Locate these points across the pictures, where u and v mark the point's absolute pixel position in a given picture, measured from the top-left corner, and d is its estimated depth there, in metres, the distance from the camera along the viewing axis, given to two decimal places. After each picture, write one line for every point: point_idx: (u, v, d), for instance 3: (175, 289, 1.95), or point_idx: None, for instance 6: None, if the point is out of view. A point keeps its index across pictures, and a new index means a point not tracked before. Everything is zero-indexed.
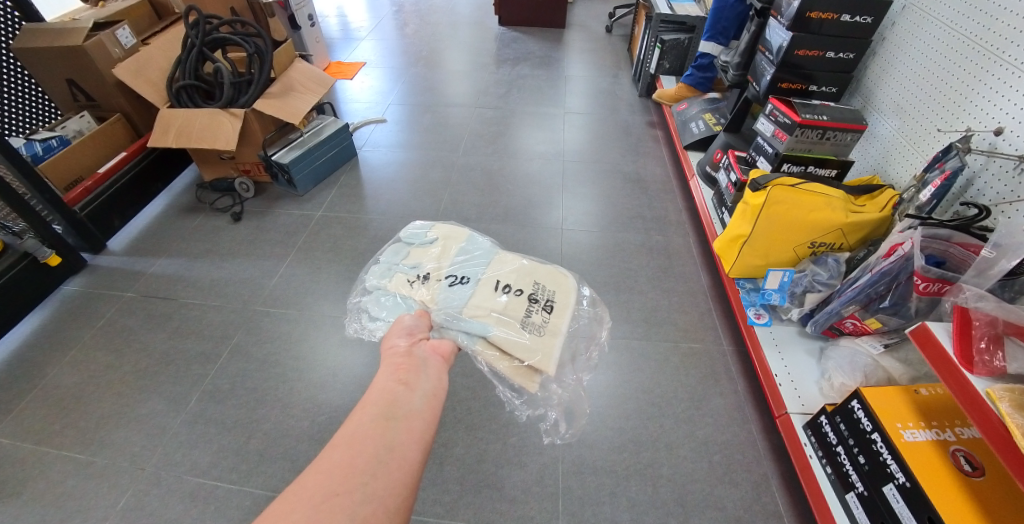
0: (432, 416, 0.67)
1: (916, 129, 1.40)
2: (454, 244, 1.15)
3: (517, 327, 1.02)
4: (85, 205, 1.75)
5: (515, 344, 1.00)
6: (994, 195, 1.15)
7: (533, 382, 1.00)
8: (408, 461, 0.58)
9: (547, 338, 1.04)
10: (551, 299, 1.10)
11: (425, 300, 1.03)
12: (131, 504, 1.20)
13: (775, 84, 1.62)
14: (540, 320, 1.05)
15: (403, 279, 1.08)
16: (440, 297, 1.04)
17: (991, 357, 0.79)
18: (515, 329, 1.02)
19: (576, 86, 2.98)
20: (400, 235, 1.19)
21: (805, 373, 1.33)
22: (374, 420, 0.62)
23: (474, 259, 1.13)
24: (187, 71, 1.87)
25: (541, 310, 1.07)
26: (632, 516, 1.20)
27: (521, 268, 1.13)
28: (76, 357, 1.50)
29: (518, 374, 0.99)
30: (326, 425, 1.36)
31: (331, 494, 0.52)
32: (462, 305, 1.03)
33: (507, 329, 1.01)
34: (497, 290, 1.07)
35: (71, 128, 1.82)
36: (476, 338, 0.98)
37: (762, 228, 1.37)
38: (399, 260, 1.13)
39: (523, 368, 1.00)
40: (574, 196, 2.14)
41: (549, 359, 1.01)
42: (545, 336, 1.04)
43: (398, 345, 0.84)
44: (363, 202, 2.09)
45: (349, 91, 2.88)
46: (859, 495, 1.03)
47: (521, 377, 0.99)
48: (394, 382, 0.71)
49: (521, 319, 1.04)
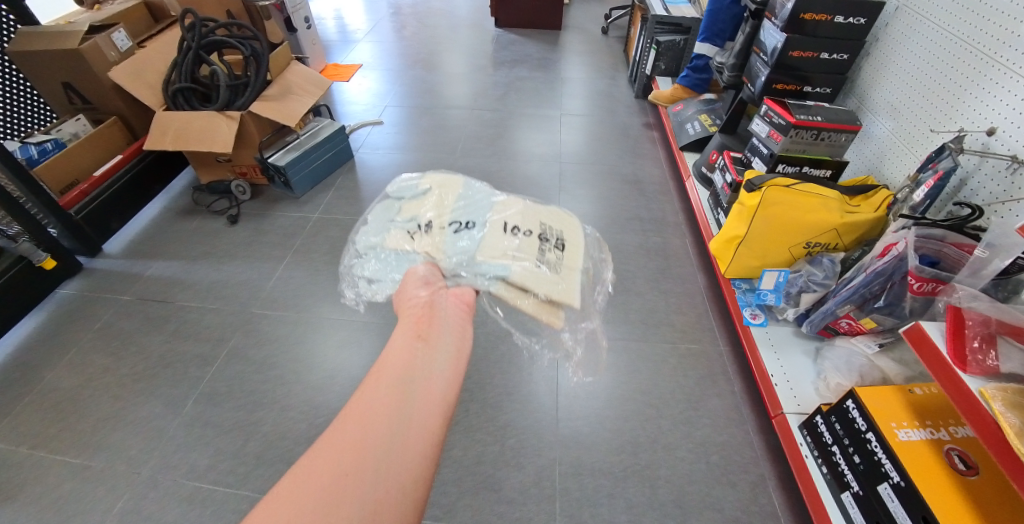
0: (450, 382, 0.67)
1: (910, 129, 1.41)
2: (450, 192, 1.06)
3: (535, 261, 0.95)
4: (81, 208, 1.74)
5: (537, 279, 0.92)
6: (986, 195, 1.16)
7: (558, 316, 0.93)
8: (424, 430, 0.59)
9: (566, 274, 0.97)
10: (561, 238, 1.04)
11: (429, 250, 0.96)
12: (128, 508, 1.20)
13: (770, 86, 1.64)
14: (554, 258, 0.99)
15: (400, 234, 1.00)
16: (446, 245, 0.97)
17: (984, 357, 0.79)
18: (533, 265, 0.95)
19: (573, 88, 2.99)
20: (389, 191, 1.09)
21: (802, 375, 1.33)
22: (391, 387, 0.62)
23: (475, 204, 1.04)
24: (183, 73, 1.87)
25: (554, 248, 1.00)
26: (629, 517, 1.20)
27: (526, 209, 1.05)
28: (72, 360, 1.50)
29: (545, 309, 0.92)
30: (323, 427, 1.36)
31: (342, 474, 0.52)
32: (473, 252, 0.96)
33: (525, 266, 0.94)
34: (506, 231, 0.98)
35: (67, 131, 1.81)
36: (494, 279, 0.92)
37: (757, 229, 1.38)
38: (392, 217, 1.04)
39: (549, 303, 0.92)
40: (572, 197, 2.15)
41: (572, 293, 0.94)
42: (563, 273, 0.97)
43: (418, 295, 0.86)
44: (360, 205, 2.09)
45: (347, 93, 2.88)
46: (855, 495, 1.04)
47: (547, 315, 0.92)
48: (411, 342, 0.71)
49: (537, 253, 0.96)
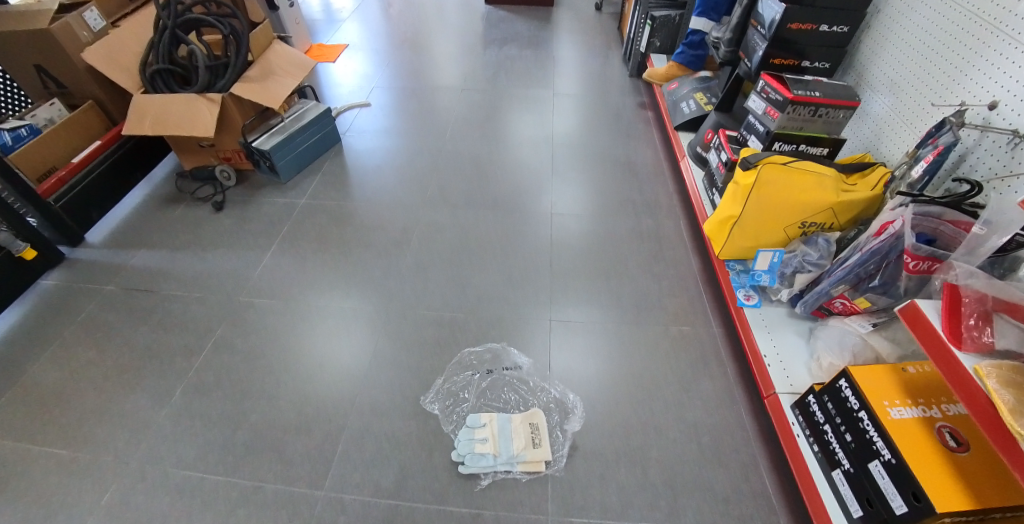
0: None
1: (910, 105, 1.37)
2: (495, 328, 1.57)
3: (525, 432, 1.31)
4: (59, 197, 1.70)
5: (530, 451, 1.27)
6: (986, 171, 1.13)
7: (541, 464, 1.25)
8: None
9: (542, 440, 1.29)
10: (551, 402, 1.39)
11: (491, 432, 1.30)
12: (117, 499, 1.20)
13: (767, 61, 1.59)
14: (538, 435, 1.30)
15: (481, 448, 1.27)
16: (498, 433, 1.31)
17: (979, 333, 0.77)
18: (530, 446, 1.28)
19: (565, 68, 2.93)
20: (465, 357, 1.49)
21: (795, 355, 1.32)
22: None
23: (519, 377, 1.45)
24: (160, 54, 1.81)
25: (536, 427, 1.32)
26: (621, 499, 1.20)
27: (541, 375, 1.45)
28: (55, 353, 1.48)
29: (525, 460, 1.26)
30: (313, 416, 1.35)
31: None
32: (509, 438, 1.30)
33: (528, 449, 1.27)
34: (521, 426, 1.32)
35: (41, 117, 1.74)
36: (515, 461, 1.25)
37: (751, 210, 1.35)
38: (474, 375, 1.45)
39: (528, 453, 1.27)
40: (563, 181, 2.11)
41: (543, 447, 1.28)
42: (542, 437, 1.30)
43: None
44: (348, 190, 2.05)
45: (334, 75, 2.81)
46: (845, 472, 1.03)
47: (532, 466, 1.25)
48: None
49: (517, 417, 1.35)
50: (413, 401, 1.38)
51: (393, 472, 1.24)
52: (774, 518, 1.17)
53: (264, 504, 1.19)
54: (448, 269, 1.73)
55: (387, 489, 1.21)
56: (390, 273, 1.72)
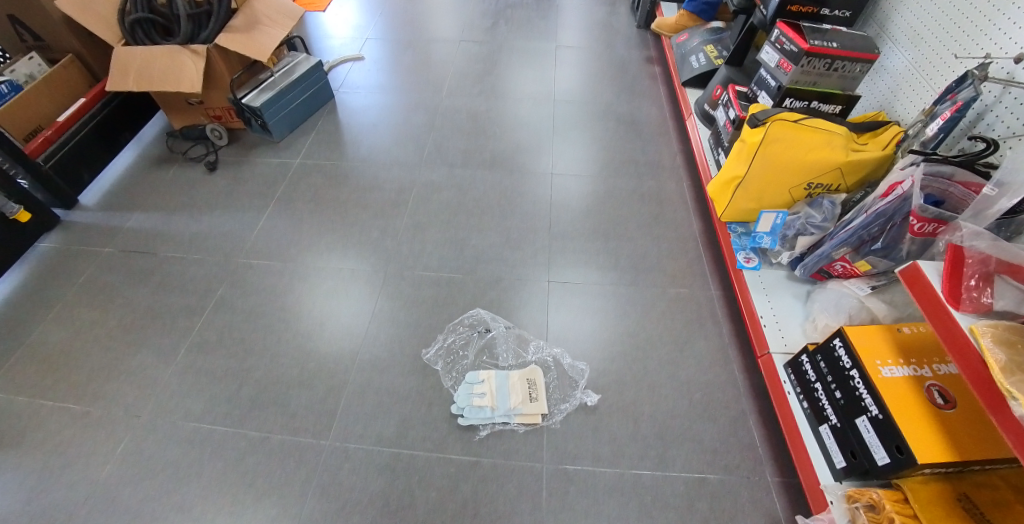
0: None
1: (932, 59, 1.29)
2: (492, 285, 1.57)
3: (523, 389, 1.33)
4: (48, 156, 1.66)
5: (527, 405, 1.30)
6: (1003, 129, 1.08)
7: (538, 416, 1.29)
8: None
9: (539, 395, 1.32)
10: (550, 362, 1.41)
11: (489, 388, 1.33)
12: (130, 450, 1.25)
13: (784, 8, 1.50)
14: (536, 391, 1.33)
15: (479, 403, 1.30)
16: (497, 388, 1.34)
17: (979, 294, 0.76)
18: (527, 400, 1.31)
19: (569, 17, 2.77)
20: (469, 317, 1.49)
21: (791, 317, 1.32)
22: None
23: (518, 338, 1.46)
24: (139, 2, 1.73)
25: (535, 384, 1.34)
26: (612, 450, 1.24)
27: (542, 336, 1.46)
28: (59, 313, 1.50)
29: (521, 414, 1.29)
30: (314, 373, 1.38)
31: None
32: (507, 393, 1.33)
33: (525, 403, 1.31)
34: (518, 382, 1.35)
35: (21, 72, 1.67)
36: (512, 414, 1.29)
37: (756, 169, 1.31)
38: (475, 333, 1.46)
39: (525, 407, 1.30)
40: (564, 139, 2.05)
41: (540, 402, 1.31)
42: (540, 392, 1.33)
43: None
44: (342, 148, 2.01)
45: (325, 25, 2.67)
46: (832, 427, 1.06)
47: (530, 419, 1.28)
48: None
49: (515, 374, 1.38)
50: (412, 359, 1.40)
51: (395, 423, 1.28)
52: (761, 468, 1.21)
53: (270, 452, 1.24)
54: (446, 230, 1.72)
55: (388, 439, 1.26)
56: (387, 234, 1.70)
